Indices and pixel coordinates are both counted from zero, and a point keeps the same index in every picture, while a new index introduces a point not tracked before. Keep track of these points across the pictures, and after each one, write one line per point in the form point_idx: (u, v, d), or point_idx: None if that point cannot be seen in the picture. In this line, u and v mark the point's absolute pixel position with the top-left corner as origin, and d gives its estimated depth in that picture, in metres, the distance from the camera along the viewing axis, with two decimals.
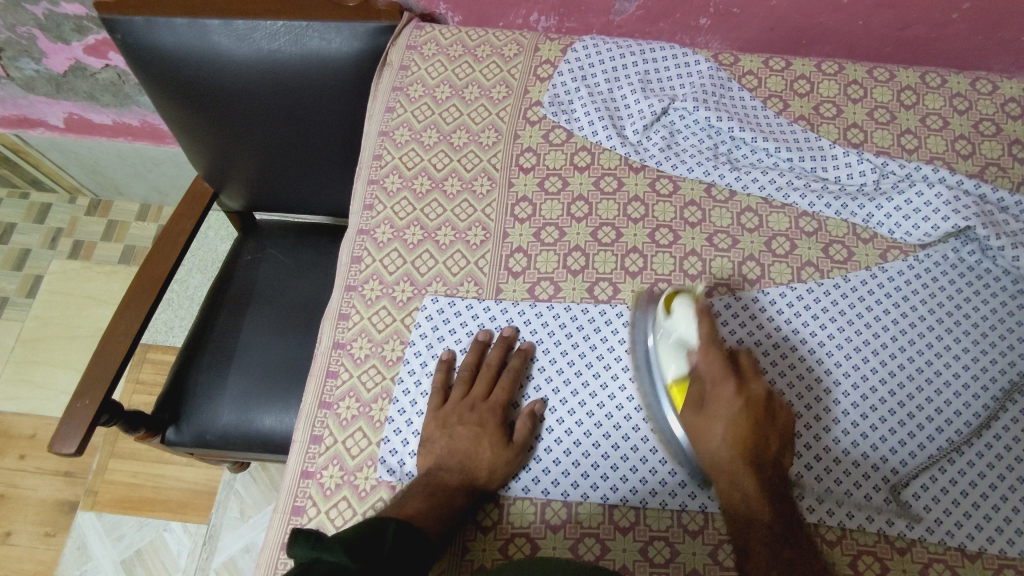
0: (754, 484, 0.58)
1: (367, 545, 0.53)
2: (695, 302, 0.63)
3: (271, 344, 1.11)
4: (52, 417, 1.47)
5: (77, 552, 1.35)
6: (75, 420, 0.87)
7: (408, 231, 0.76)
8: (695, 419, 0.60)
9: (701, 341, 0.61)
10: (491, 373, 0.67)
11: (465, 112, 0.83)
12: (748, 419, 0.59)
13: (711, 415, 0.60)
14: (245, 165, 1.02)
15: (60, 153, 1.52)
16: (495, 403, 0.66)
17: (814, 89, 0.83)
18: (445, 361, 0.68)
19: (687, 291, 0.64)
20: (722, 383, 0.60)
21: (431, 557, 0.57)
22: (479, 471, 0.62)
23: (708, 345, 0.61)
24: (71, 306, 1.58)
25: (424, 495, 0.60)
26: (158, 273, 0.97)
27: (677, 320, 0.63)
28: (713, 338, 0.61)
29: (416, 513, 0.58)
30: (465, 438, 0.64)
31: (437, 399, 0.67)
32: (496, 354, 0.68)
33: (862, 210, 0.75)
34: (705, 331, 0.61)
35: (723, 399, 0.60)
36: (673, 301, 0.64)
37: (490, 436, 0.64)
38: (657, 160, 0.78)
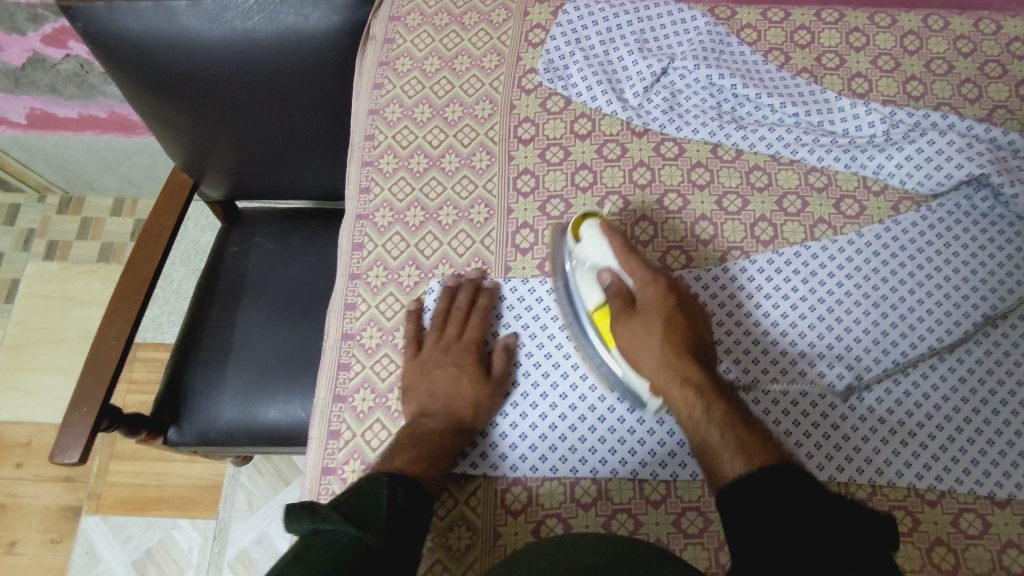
0: (694, 369, 0.58)
1: (365, 511, 0.53)
2: (602, 223, 0.64)
3: (268, 335, 1.08)
4: (44, 423, 1.44)
5: (86, 557, 1.33)
6: (75, 428, 0.84)
7: (408, 214, 0.73)
8: (626, 327, 0.60)
9: (618, 259, 0.62)
10: (463, 315, 0.67)
11: (457, 84, 0.80)
12: (675, 322, 0.60)
13: (642, 318, 0.60)
14: (232, 153, 0.98)
15: (25, 150, 1.45)
16: (470, 342, 0.66)
17: (815, 39, 0.81)
18: (416, 311, 0.68)
19: (592, 216, 0.65)
20: (645, 287, 0.61)
21: (427, 505, 0.57)
22: (464, 410, 0.62)
23: (627, 255, 0.62)
24: (53, 309, 1.53)
25: (412, 445, 0.59)
26: (144, 272, 0.93)
27: (588, 242, 0.63)
28: (631, 251, 0.63)
29: (406, 464, 0.58)
30: (448, 378, 0.63)
31: (414, 348, 0.66)
32: (464, 296, 0.67)
33: (872, 161, 0.74)
34: (620, 245, 0.62)
35: (648, 299, 0.61)
36: (581, 226, 0.64)
37: (469, 374, 0.63)
38: (660, 123, 0.76)
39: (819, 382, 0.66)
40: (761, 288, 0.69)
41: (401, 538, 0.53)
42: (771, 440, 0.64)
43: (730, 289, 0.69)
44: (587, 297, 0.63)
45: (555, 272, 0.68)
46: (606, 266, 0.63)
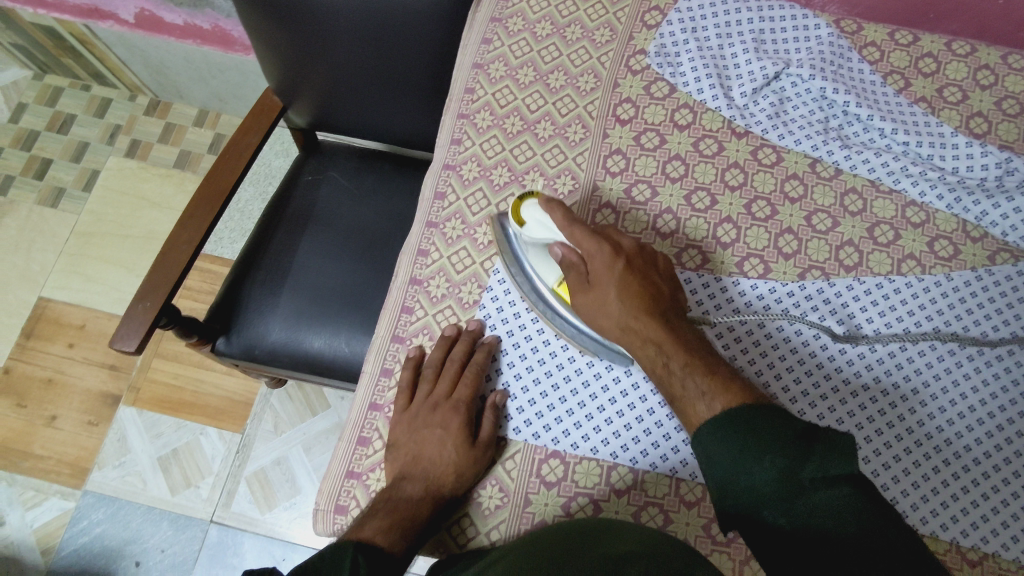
0: (659, 328, 0.58)
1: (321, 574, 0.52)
2: (541, 200, 0.63)
3: (327, 268, 1.10)
4: (100, 311, 1.50)
5: (117, 444, 1.40)
6: (137, 319, 0.87)
7: (494, 172, 0.73)
8: (584, 302, 0.61)
9: (561, 229, 0.61)
10: (454, 370, 0.64)
11: (565, 53, 0.79)
12: (630, 275, 0.60)
13: (599, 294, 0.60)
14: (325, 83, 1.00)
15: (126, 49, 1.49)
16: (459, 401, 0.63)
17: (941, 69, 0.78)
18: (413, 359, 0.66)
19: (531, 195, 0.65)
20: (594, 255, 0.60)
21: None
22: (445, 477, 0.59)
23: (569, 224, 0.61)
24: (125, 205, 1.59)
25: (385, 512, 0.58)
26: (223, 183, 0.95)
27: (533, 223, 0.63)
28: (574, 220, 0.61)
29: (377, 533, 0.56)
30: (432, 439, 0.62)
31: (405, 403, 0.65)
32: (459, 349, 0.65)
33: (977, 206, 0.71)
34: (558, 217, 0.61)
35: (601, 269, 0.60)
36: (522, 208, 0.64)
37: (454, 438, 0.61)
38: (763, 127, 0.74)
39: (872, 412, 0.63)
40: (834, 312, 0.67)
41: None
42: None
43: (804, 306, 0.67)
44: (547, 275, 0.64)
45: (500, 251, 0.68)
46: (554, 242, 0.62)
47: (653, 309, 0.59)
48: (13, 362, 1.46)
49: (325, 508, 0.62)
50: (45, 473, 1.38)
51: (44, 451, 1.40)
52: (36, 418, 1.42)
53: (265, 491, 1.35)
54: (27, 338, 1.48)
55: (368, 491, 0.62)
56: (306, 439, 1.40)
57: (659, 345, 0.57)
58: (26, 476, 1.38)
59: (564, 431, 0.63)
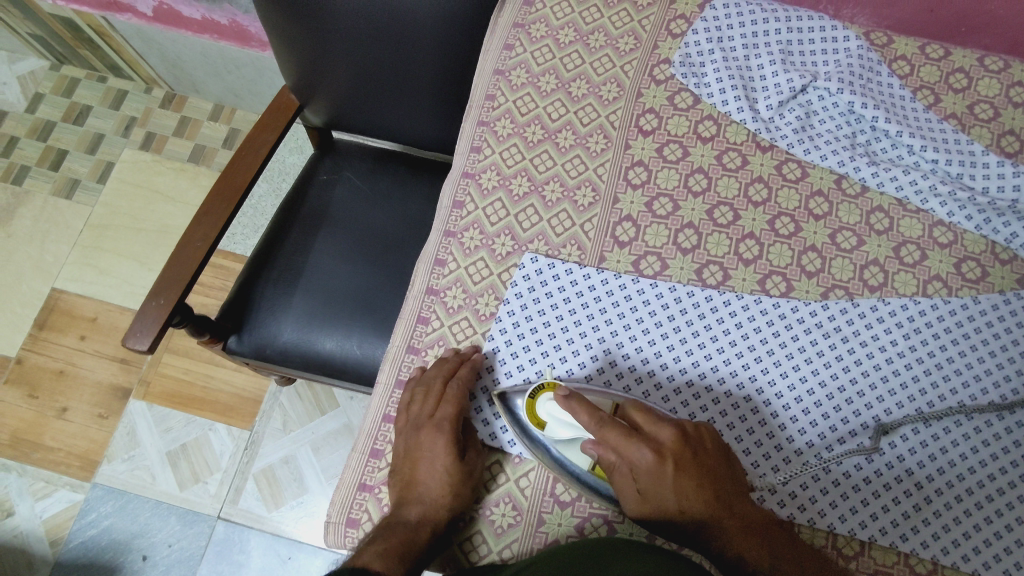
0: (729, 529, 0.55)
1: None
2: (557, 398, 0.57)
3: (340, 269, 1.10)
4: (112, 304, 1.50)
5: (127, 437, 1.40)
6: (149, 318, 0.87)
7: (514, 181, 0.72)
8: (642, 510, 0.57)
9: (592, 435, 0.56)
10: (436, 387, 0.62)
11: (587, 60, 0.78)
12: (684, 473, 0.56)
13: (657, 501, 0.56)
14: (343, 83, 0.99)
15: (143, 41, 1.49)
16: (443, 419, 0.61)
17: (972, 85, 0.76)
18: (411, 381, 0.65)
19: (543, 390, 0.59)
20: (639, 462, 0.56)
21: None
22: (436, 500, 0.58)
23: (602, 431, 0.55)
24: (138, 198, 1.59)
25: (383, 538, 0.57)
26: (238, 183, 0.94)
27: (554, 424, 0.58)
28: (601, 416, 0.56)
29: (372, 559, 0.54)
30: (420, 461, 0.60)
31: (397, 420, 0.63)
32: (440, 368, 0.63)
33: (1006, 228, 0.69)
34: (585, 419, 0.55)
35: (648, 476, 0.56)
36: (538, 410, 0.59)
37: (440, 458, 0.59)
38: (789, 141, 0.72)
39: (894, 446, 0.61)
40: (857, 333, 0.66)
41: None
42: (834, 487, 0.60)
43: (826, 327, 0.66)
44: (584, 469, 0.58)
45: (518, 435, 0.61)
46: (583, 439, 0.57)
47: (717, 505, 0.56)
48: (25, 353, 1.46)
49: (336, 521, 0.61)
50: (55, 465, 1.38)
51: (55, 442, 1.40)
52: (47, 409, 1.42)
53: (273, 489, 1.35)
54: (39, 329, 1.48)
55: (380, 504, 0.62)
56: (314, 438, 1.40)
57: (740, 552, 0.55)
58: (36, 467, 1.38)
59: None
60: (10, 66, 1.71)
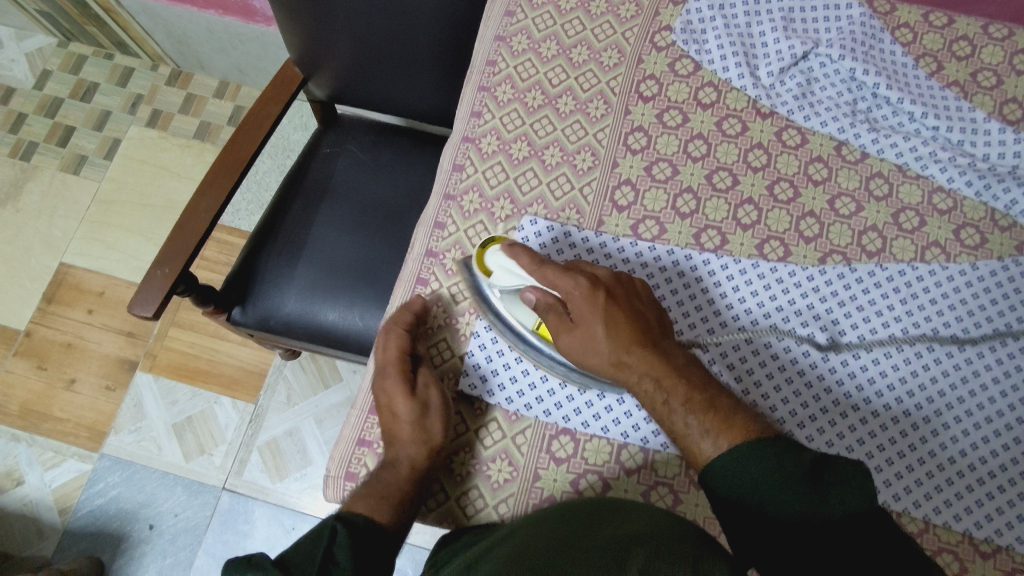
0: (646, 358, 0.57)
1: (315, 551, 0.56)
2: (503, 245, 0.63)
3: (343, 241, 1.10)
4: (119, 278, 1.52)
5: (133, 409, 1.42)
6: (155, 284, 0.88)
7: (514, 146, 0.73)
8: (571, 342, 0.59)
9: (532, 273, 0.61)
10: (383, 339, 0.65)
11: (589, 27, 0.78)
12: (613, 304, 0.59)
13: (585, 330, 0.59)
14: (346, 55, 0.99)
15: (149, 17, 1.49)
16: (391, 364, 0.63)
17: (976, 53, 0.76)
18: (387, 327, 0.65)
19: (493, 243, 0.64)
20: (572, 293, 0.59)
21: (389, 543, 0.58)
22: (403, 436, 0.60)
23: (539, 267, 0.60)
24: (144, 174, 1.60)
25: (369, 485, 0.60)
26: (243, 152, 0.95)
27: (498, 269, 0.62)
28: (542, 261, 0.61)
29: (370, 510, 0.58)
30: (397, 411, 0.61)
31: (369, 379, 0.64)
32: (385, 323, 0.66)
33: (1006, 194, 0.69)
34: (524, 260, 0.61)
35: (580, 304, 0.59)
36: (485, 257, 0.64)
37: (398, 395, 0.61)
38: (789, 108, 0.73)
39: (852, 366, 0.64)
40: (854, 298, 0.66)
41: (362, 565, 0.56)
42: (812, 426, 0.62)
43: (823, 291, 0.66)
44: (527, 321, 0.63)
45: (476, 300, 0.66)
46: (525, 286, 0.62)
47: (640, 341, 0.57)
48: (34, 326, 1.48)
49: (336, 475, 0.62)
50: (64, 435, 1.40)
51: (63, 414, 1.42)
52: (55, 381, 1.44)
53: (277, 461, 1.37)
54: (48, 303, 1.50)
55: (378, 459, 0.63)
56: (318, 411, 1.41)
57: (656, 380, 0.56)
58: (45, 437, 1.41)
59: (573, 407, 0.63)
60: (18, 42, 1.72)
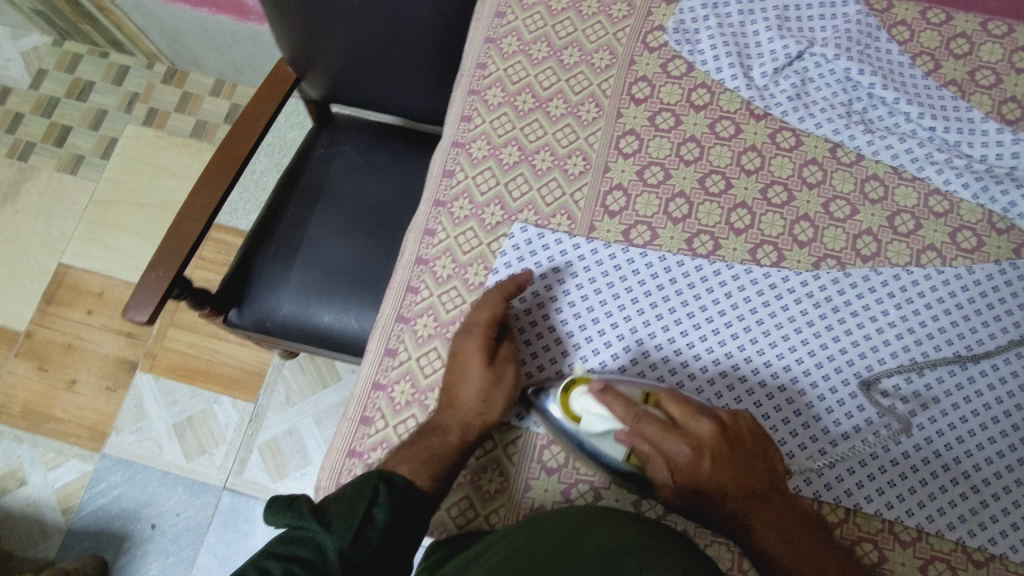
0: (762, 523, 0.55)
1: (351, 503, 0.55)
2: (592, 389, 0.56)
3: (338, 242, 1.10)
4: (117, 279, 1.52)
5: (134, 410, 1.43)
6: (150, 289, 0.88)
7: (504, 151, 0.72)
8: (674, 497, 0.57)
9: (626, 428, 0.55)
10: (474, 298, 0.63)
11: (580, 28, 0.77)
12: (719, 466, 0.55)
13: (688, 491, 0.56)
14: (339, 55, 0.98)
15: (143, 15, 1.48)
16: (477, 326, 0.62)
17: (974, 51, 0.74)
18: None
19: (578, 385, 0.58)
20: (673, 450, 0.55)
21: (431, 506, 0.58)
22: (466, 406, 0.60)
23: (636, 420, 0.55)
24: (142, 173, 1.59)
25: (416, 440, 0.60)
26: (236, 155, 0.94)
27: (587, 417, 0.57)
28: (638, 413, 0.55)
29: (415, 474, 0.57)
30: (467, 376, 0.60)
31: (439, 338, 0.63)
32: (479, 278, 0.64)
33: (1004, 196, 0.68)
34: (620, 411, 0.55)
35: (682, 466, 0.55)
36: (572, 398, 0.58)
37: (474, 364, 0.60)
38: (783, 109, 0.72)
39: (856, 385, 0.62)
40: (848, 303, 0.65)
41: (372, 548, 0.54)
42: (805, 435, 0.62)
43: (818, 297, 0.65)
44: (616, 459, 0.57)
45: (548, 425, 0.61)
46: (615, 431, 0.56)
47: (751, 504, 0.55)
48: (34, 327, 1.49)
49: (327, 485, 0.62)
50: (66, 436, 1.41)
51: (64, 414, 1.43)
52: (56, 382, 1.45)
53: (277, 461, 1.37)
54: (47, 304, 1.50)
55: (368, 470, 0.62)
56: (317, 411, 1.41)
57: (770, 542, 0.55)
58: (47, 438, 1.41)
59: None
60: (13, 41, 1.71)
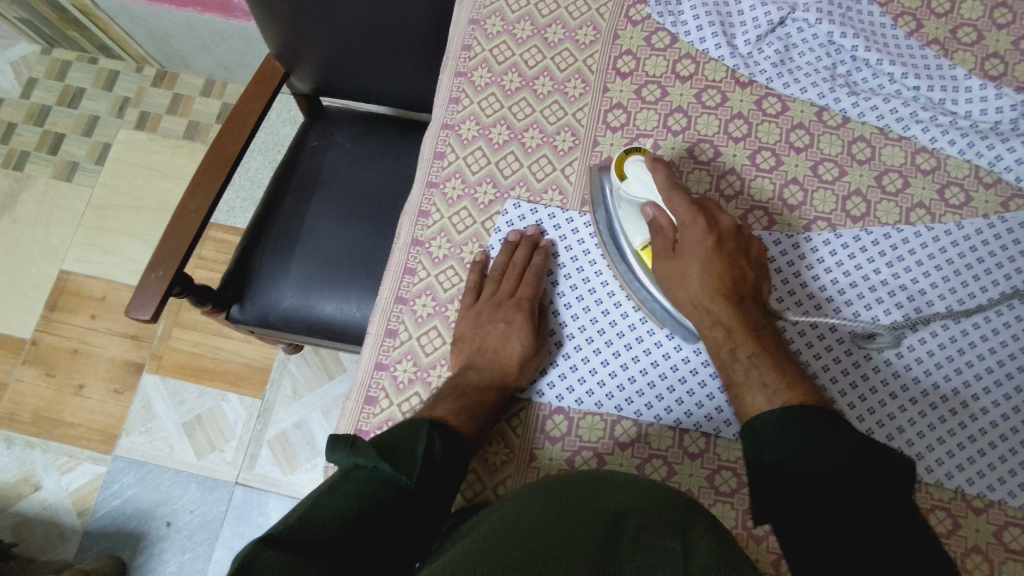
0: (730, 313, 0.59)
1: (403, 446, 0.56)
2: (648, 159, 0.64)
3: (334, 233, 1.11)
4: (119, 282, 1.53)
5: (143, 411, 1.44)
6: (152, 287, 0.89)
7: (493, 130, 0.73)
8: (665, 267, 0.61)
9: (662, 191, 0.62)
10: (518, 271, 0.66)
11: (563, 5, 0.77)
12: (717, 256, 0.60)
13: (682, 262, 0.61)
14: (326, 47, 0.99)
15: (129, 18, 1.49)
16: (522, 298, 0.65)
17: (955, 9, 0.75)
18: (478, 264, 0.68)
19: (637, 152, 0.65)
20: (690, 225, 0.61)
21: (467, 454, 0.59)
22: (508, 368, 0.62)
23: (671, 189, 0.61)
24: (137, 177, 1.60)
25: (454, 396, 0.61)
26: (230, 150, 0.95)
27: (634, 179, 0.63)
28: (675, 185, 0.62)
29: (448, 414, 0.59)
30: (510, 341, 0.63)
31: (468, 301, 0.67)
32: (524, 254, 0.67)
33: (990, 151, 0.68)
34: (663, 177, 0.62)
35: (690, 241, 0.61)
36: (626, 162, 0.64)
37: (518, 331, 0.63)
38: (768, 76, 0.72)
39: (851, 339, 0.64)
40: (840, 263, 0.66)
41: (419, 490, 0.54)
42: None
43: (810, 259, 0.66)
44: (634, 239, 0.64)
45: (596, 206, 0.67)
46: (649, 202, 0.63)
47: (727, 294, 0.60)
48: (40, 334, 1.50)
49: None
50: (77, 440, 1.43)
51: (75, 419, 1.44)
52: (64, 387, 1.46)
53: (287, 453, 1.39)
54: (51, 311, 1.51)
55: None
56: (324, 403, 1.43)
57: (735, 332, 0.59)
58: (59, 442, 1.43)
59: (557, 383, 0.64)
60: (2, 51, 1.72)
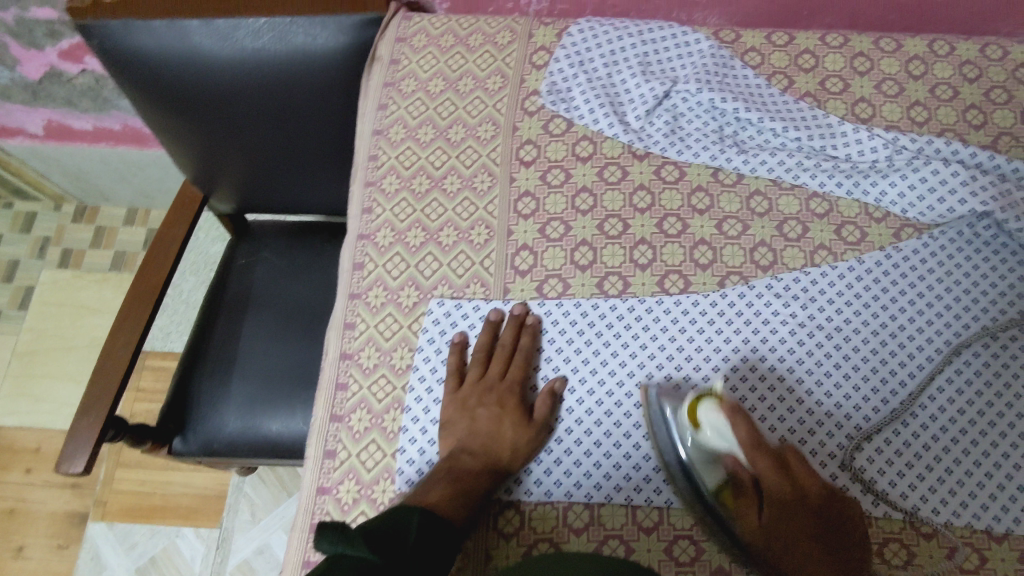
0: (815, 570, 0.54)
1: (388, 536, 0.52)
2: (722, 404, 0.57)
3: (271, 349, 1.09)
4: (54, 429, 1.46)
5: (91, 563, 1.35)
6: (82, 437, 0.85)
7: (409, 234, 0.74)
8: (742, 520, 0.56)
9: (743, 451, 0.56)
10: (506, 353, 0.67)
11: (460, 106, 0.81)
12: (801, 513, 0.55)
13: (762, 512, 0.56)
14: (241, 170, 0.99)
15: (41, 161, 1.48)
16: (513, 382, 0.65)
17: (820, 63, 0.81)
18: (458, 344, 0.68)
19: (708, 397, 0.59)
20: (773, 482, 0.55)
21: (457, 543, 0.57)
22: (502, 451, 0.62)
23: (756, 449, 0.55)
24: (65, 317, 1.55)
25: (448, 480, 0.60)
26: (154, 283, 0.93)
27: (708, 428, 0.57)
28: (759, 441, 0.56)
29: (440, 501, 0.58)
30: (501, 428, 0.63)
31: (452, 385, 0.66)
32: (510, 334, 0.67)
33: (875, 187, 0.73)
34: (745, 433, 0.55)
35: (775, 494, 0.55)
36: (699, 407, 0.59)
37: (511, 416, 0.63)
38: (661, 147, 0.76)
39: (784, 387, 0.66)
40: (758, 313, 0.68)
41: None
42: None
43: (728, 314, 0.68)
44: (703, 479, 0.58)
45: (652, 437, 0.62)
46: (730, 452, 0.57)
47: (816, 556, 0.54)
48: None
49: None
50: None
51: None
52: (3, 552, 1.37)
53: None
54: None
55: None
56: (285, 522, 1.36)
57: None
58: None
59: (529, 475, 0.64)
60: None
